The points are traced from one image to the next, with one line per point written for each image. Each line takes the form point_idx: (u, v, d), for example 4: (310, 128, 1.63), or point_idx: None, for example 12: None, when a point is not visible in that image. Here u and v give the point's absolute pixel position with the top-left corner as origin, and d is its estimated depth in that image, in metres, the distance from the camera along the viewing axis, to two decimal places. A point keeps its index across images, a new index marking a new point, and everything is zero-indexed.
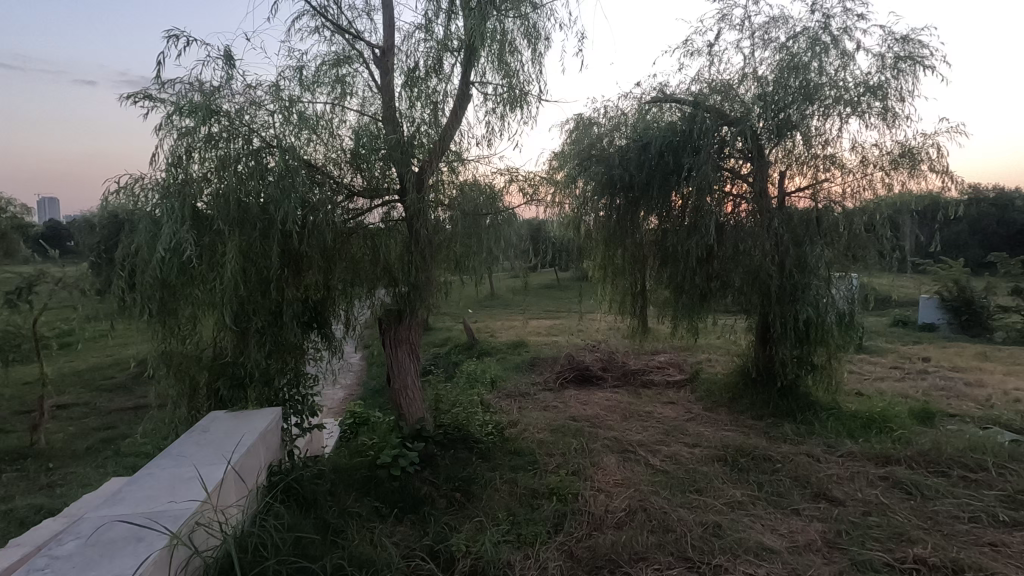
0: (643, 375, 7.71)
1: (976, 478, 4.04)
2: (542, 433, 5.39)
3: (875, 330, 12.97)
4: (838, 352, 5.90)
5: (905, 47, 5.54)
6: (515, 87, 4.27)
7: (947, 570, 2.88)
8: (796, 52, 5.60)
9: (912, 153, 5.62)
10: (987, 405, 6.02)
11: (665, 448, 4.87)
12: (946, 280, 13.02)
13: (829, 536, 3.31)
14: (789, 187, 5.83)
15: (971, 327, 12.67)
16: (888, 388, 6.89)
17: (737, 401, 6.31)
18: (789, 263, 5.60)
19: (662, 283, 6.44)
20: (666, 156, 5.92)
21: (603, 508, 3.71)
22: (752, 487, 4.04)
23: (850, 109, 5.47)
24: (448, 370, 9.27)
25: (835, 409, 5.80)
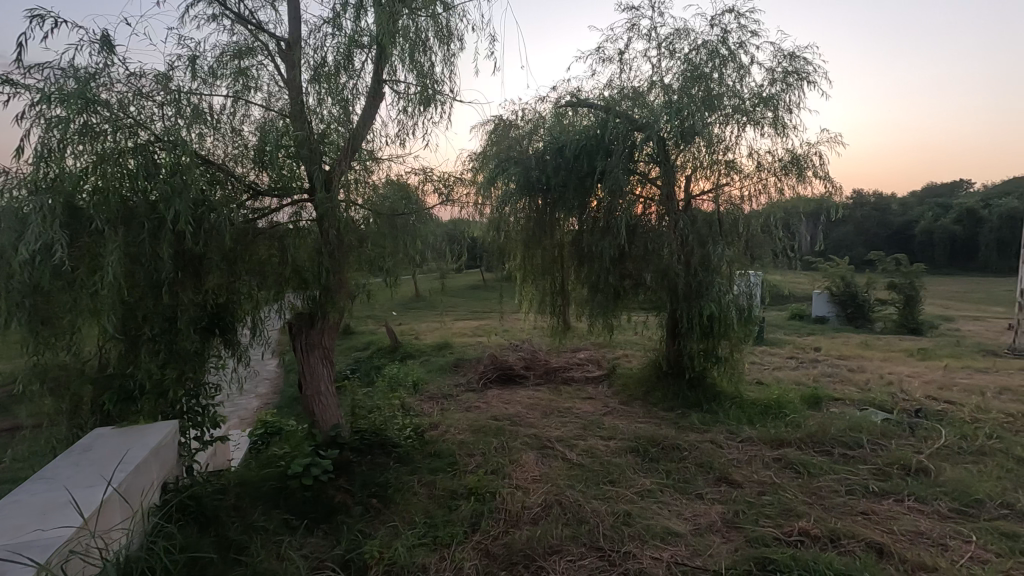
0: (564, 372, 7.89)
1: (853, 455, 4.47)
2: (463, 434, 5.38)
3: (776, 324, 14.05)
4: (740, 344, 6.32)
5: (793, 63, 6.03)
6: (428, 87, 4.22)
7: (826, 539, 3.17)
8: (698, 63, 5.96)
9: (800, 161, 6.10)
10: (865, 389, 6.69)
11: (582, 443, 5.02)
12: (834, 277, 14.34)
13: (728, 516, 3.55)
14: (694, 190, 6.17)
15: (856, 319, 14.03)
16: (784, 377, 7.49)
17: (651, 394, 6.62)
18: (694, 262, 5.98)
19: (580, 282, 6.63)
20: (581, 159, 6.11)
21: (520, 505, 3.76)
22: (661, 475, 4.25)
23: (746, 118, 5.89)
24: (370, 374, 9.05)
25: (737, 398, 6.22)
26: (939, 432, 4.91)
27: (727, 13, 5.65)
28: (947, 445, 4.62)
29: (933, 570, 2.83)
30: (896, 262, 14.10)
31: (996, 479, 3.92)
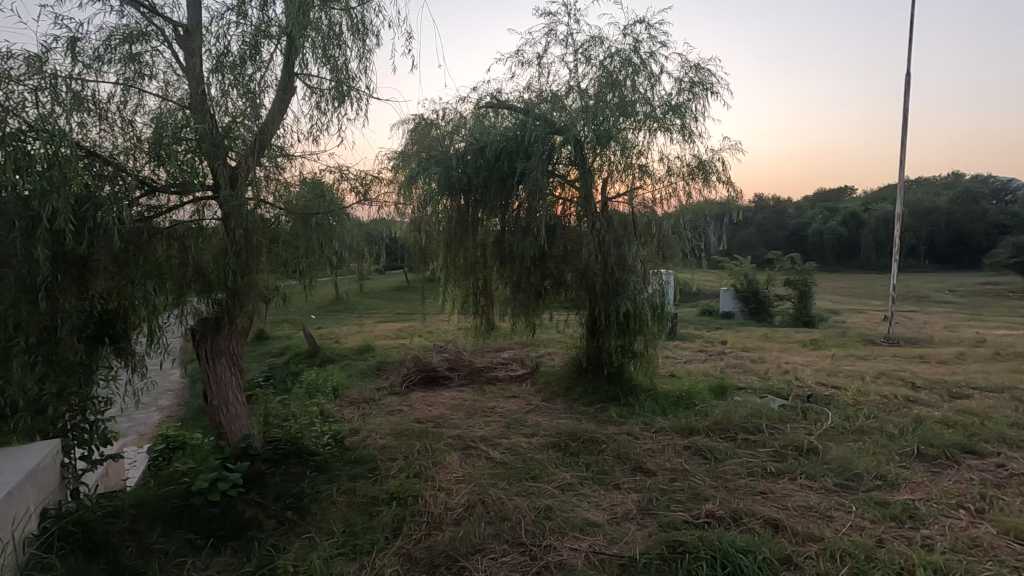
0: (488, 372, 7.93)
1: (754, 440, 4.83)
2: (385, 438, 5.27)
3: (687, 320, 14.89)
4: (654, 340, 6.61)
5: (698, 74, 6.40)
6: (342, 82, 4.09)
7: (729, 519, 3.40)
8: (612, 70, 6.20)
9: (705, 166, 6.37)
10: (765, 378, 7.26)
11: (505, 441, 5.07)
12: (738, 275, 15.43)
13: (643, 504, 3.73)
14: (610, 193, 6.40)
15: (758, 314, 15.15)
16: (694, 369, 7.96)
17: (572, 390, 6.81)
18: (610, 261, 6.20)
19: (502, 282, 6.69)
20: (501, 160, 6.17)
21: (443, 506, 3.74)
22: (581, 468, 4.38)
23: (657, 124, 6.18)
24: (286, 381, 8.63)
25: (652, 391, 6.54)
26: (826, 414, 5.41)
27: (638, 24, 5.91)
28: (833, 426, 5.10)
29: (820, 539, 3.12)
30: (792, 261, 15.39)
31: (873, 454, 4.37)
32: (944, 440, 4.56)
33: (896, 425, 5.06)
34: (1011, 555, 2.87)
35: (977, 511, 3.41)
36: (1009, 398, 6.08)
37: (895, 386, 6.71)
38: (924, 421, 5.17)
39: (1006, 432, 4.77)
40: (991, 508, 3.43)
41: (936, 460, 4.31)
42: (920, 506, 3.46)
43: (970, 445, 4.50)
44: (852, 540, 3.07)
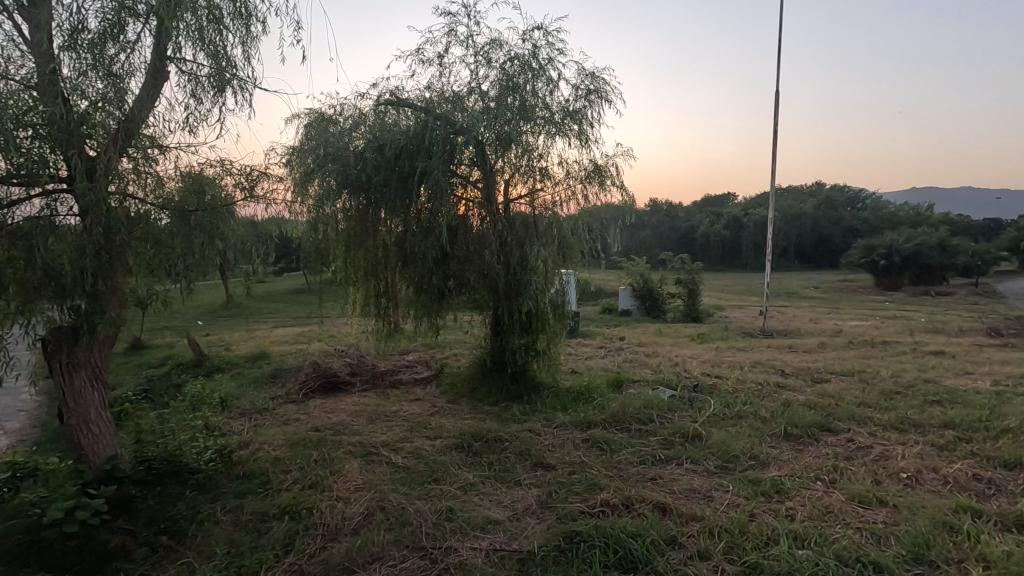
0: (392, 376, 7.74)
1: (646, 429, 5.12)
2: (278, 450, 4.97)
3: (589, 318, 15.48)
4: (556, 338, 6.80)
5: (594, 82, 6.67)
6: (224, 69, 3.80)
7: (622, 506, 3.58)
8: (512, 73, 6.31)
9: (601, 170, 6.62)
10: (658, 371, 7.73)
11: (408, 445, 4.98)
12: (635, 275, 16.29)
13: (543, 498, 3.82)
14: (512, 195, 6.52)
15: (653, 310, 16.09)
16: (594, 365, 8.30)
17: (476, 390, 6.84)
18: (512, 262, 6.36)
19: (404, 283, 6.56)
20: (402, 159, 6.05)
21: (340, 517, 3.59)
22: (483, 468, 4.41)
23: (555, 129, 6.37)
24: (165, 394, 7.85)
25: (554, 388, 6.73)
26: (710, 402, 5.87)
27: (536, 30, 6.05)
28: (715, 412, 5.54)
29: (702, 518, 3.36)
30: (682, 261, 16.52)
31: (748, 436, 4.80)
32: (806, 420, 5.11)
33: (768, 409, 5.60)
34: (856, 517, 3.28)
35: (831, 482, 3.86)
36: (858, 380, 6.95)
37: (768, 374, 7.43)
38: (790, 404, 5.76)
39: (854, 411, 5.44)
40: (842, 477, 3.89)
41: (799, 439, 4.82)
42: (785, 481, 3.84)
43: (826, 423, 5.08)
44: (729, 516, 3.34)
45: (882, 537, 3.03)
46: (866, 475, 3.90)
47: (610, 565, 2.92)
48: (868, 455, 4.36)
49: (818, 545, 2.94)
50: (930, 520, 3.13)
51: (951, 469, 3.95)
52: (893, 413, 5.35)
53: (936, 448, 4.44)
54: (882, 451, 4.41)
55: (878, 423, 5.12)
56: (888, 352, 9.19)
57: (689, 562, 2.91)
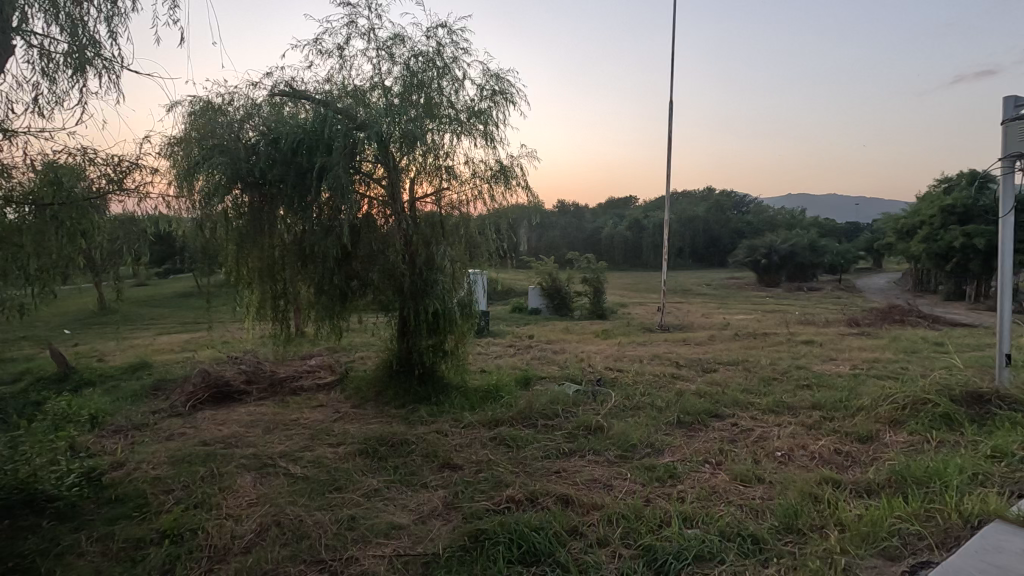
0: (292, 383, 7.34)
1: (551, 425, 5.25)
2: (159, 468, 4.53)
3: (499, 317, 15.64)
4: (464, 337, 6.80)
5: (499, 84, 6.72)
6: (85, 47, 3.38)
7: (527, 501, 3.64)
8: (416, 70, 6.23)
9: (507, 171, 6.68)
10: (564, 367, 7.96)
11: (308, 454, 4.73)
12: (543, 273, 16.66)
13: (449, 499, 3.79)
14: (417, 193, 6.42)
15: (561, 308, 16.55)
16: (503, 363, 8.40)
17: (383, 394, 6.66)
18: (417, 261, 6.31)
19: (303, 284, 6.23)
20: (300, 154, 5.73)
21: (230, 535, 3.34)
22: (388, 472, 4.30)
23: (461, 128, 6.34)
24: (20, 414, 6.89)
25: (463, 388, 6.72)
26: (611, 395, 6.14)
27: (440, 27, 6.00)
28: (616, 404, 5.79)
29: (601, 507, 3.50)
30: (587, 261, 17.16)
31: (645, 426, 5.07)
32: (696, 408, 5.49)
33: (663, 398, 5.95)
34: (737, 495, 3.56)
35: (717, 464, 4.17)
36: (741, 369, 7.59)
37: (664, 366, 7.89)
38: (683, 394, 6.17)
39: (738, 397, 5.93)
40: (726, 459, 4.21)
41: (690, 426, 5.16)
42: (678, 466, 4.09)
43: (714, 410, 5.49)
44: (626, 503, 3.50)
45: (759, 511, 3.30)
46: (746, 456, 4.25)
47: (513, 559, 2.95)
48: (748, 437, 4.75)
49: (704, 524, 3.16)
50: (799, 492, 3.47)
51: (817, 445, 4.41)
52: (770, 398, 5.89)
53: (805, 427, 4.94)
54: (761, 433, 4.83)
55: (757, 407, 5.62)
56: (767, 342, 10.11)
57: (589, 550, 3.00)
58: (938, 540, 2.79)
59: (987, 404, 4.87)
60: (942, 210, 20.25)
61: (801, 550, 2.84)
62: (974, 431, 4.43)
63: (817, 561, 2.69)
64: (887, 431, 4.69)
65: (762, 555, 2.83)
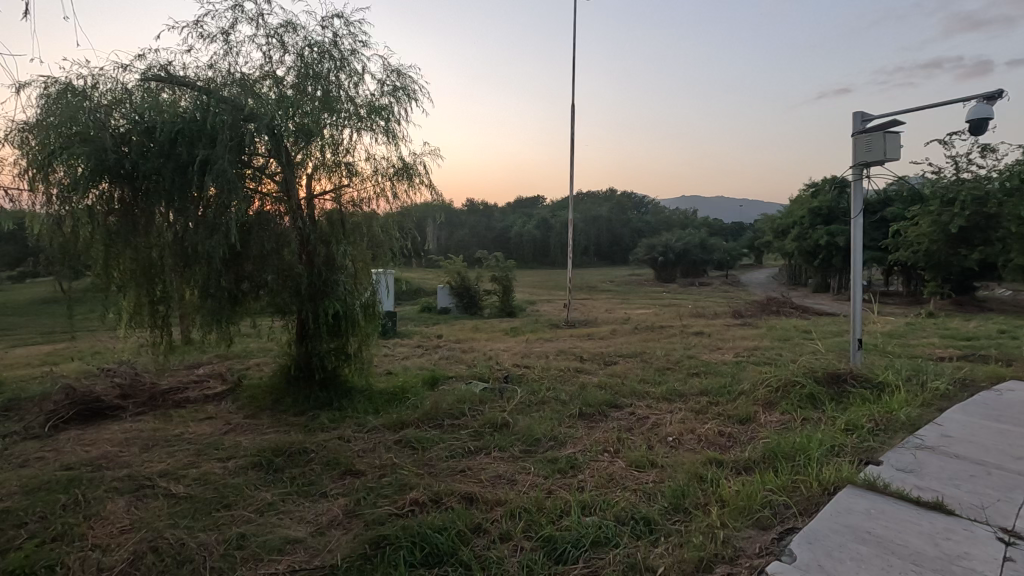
0: (176, 394, 6.74)
1: (458, 423, 5.24)
2: (8, 500, 3.96)
3: (407, 317, 15.35)
4: (367, 339, 6.59)
5: (400, 80, 6.58)
6: None
7: (431, 502, 3.60)
8: (311, 61, 5.95)
9: (410, 169, 6.55)
10: (471, 366, 7.97)
11: (193, 471, 4.36)
12: (452, 272, 16.58)
13: (350, 507, 3.66)
14: (315, 190, 6.15)
15: (470, 308, 16.54)
16: (410, 364, 8.25)
17: (280, 402, 6.30)
18: (316, 261, 6.04)
19: (187, 287, 5.70)
20: (179, 146, 5.20)
21: (96, 568, 3.00)
22: (284, 484, 4.07)
23: (360, 124, 6.13)
24: None
25: (367, 391, 6.52)
26: (517, 391, 6.24)
27: (336, 17, 5.76)
28: (522, 400, 5.90)
29: (505, 502, 3.54)
30: (496, 259, 17.31)
31: (549, 419, 5.21)
32: (597, 400, 5.73)
33: (567, 392, 6.15)
34: (632, 481, 3.76)
35: (615, 452, 4.38)
36: (639, 361, 8.01)
37: (569, 361, 8.15)
38: (586, 386, 6.41)
39: (635, 388, 6.26)
40: (623, 447, 4.43)
41: (592, 417, 5.38)
42: (579, 457, 4.24)
43: (614, 401, 5.75)
44: (529, 496, 3.57)
45: (651, 494, 3.51)
46: (641, 443, 4.50)
47: (416, 563, 2.91)
48: (644, 424, 5.03)
49: (601, 511, 3.29)
50: (687, 474, 3.72)
51: (703, 429, 4.76)
52: (663, 387, 6.27)
53: (693, 412, 5.31)
54: (655, 420, 5.13)
55: (652, 396, 5.97)
56: (663, 334, 10.77)
57: (492, 546, 3.03)
58: (802, 507, 3.11)
59: (843, 383, 5.52)
60: (810, 212, 22.66)
61: (687, 527, 3.05)
62: (832, 408, 5.00)
63: (700, 536, 2.90)
64: (762, 412, 5.16)
65: (652, 535, 3.01)
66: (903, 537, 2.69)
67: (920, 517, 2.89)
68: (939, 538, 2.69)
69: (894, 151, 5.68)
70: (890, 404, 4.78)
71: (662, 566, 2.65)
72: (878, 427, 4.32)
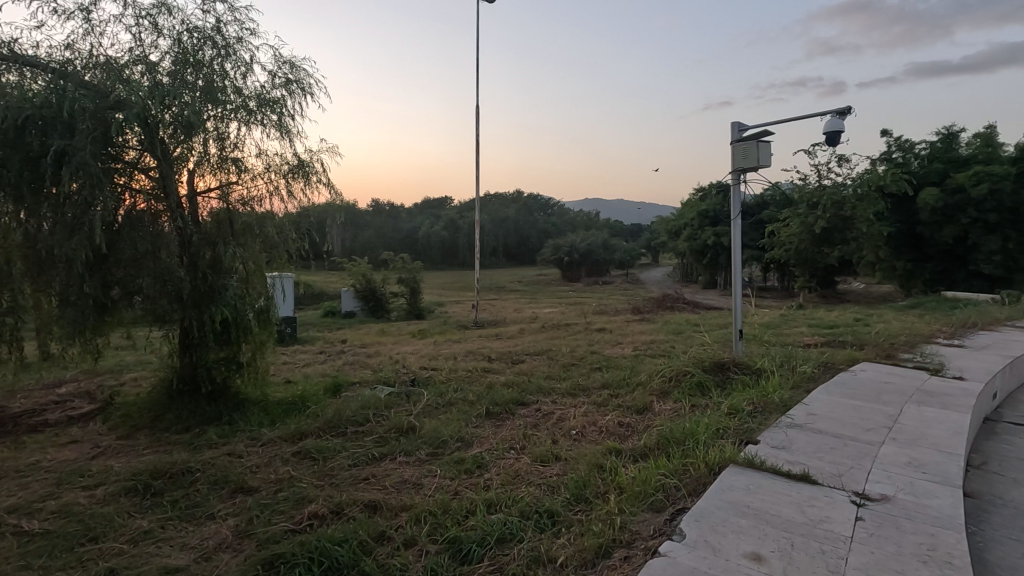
0: (32, 417, 5.93)
1: (362, 430, 5.06)
2: None
3: (309, 322, 14.62)
4: (262, 347, 6.18)
5: (293, 72, 6.24)
6: None
7: (332, 514, 3.44)
8: (190, 47, 5.48)
9: (307, 166, 6.21)
10: (377, 370, 7.74)
11: (52, 503, 3.85)
12: (357, 275, 16.02)
13: (240, 527, 3.40)
14: (198, 187, 5.69)
15: (377, 311, 16.07)
16: (311, 372, 7.86)
17: (161, 420, 5.74)
18: (200, 264, 5.58)
19: (41, 296, 5.02)
20: (26, 134, 4.54)
21: None
22: (164, 510, 3.70)
23: (249, 117, 5.73)
24: None
25: (262, 402, 6.11)
26: (424, 394, 6.15)
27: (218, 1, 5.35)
28: (429, 403, 5.81)
29: (410, 507, 3.47)
30: (403, 261, 16.98)
31: (457, 421, 5.18)
32: (504, 398, 5.78)
33: (475, 392, 6.15)
34: (537, 475, 3.83)
35: (520, 448, 4.44)
36: (546, 358, 8.20)
37: (477, 361, 8.17)
38: (494, 386, 6.45)
39: (542, 384, 6.40)
40: (529, 443, 4.51)
41: (499, 416, 5.42)
42: (485, 456, 4.25)
43: (520, 399, 5.84)
44: (434, 499, 3.52)
45: (555, 488, 3.60)
46: (546, 438, 4.61)
47: None
48: (549, 420, 5.15)
49: (506, 508, 3.32)
50: (589, 464, 3.86)
51: (604, 420, 4.96)
52: (568, 382, 6.47)
53: (595, 405, 5.53)
54: (559, 415, 5.28)
55: (557, 392, 6.13)
56: (569, 331, 11.11)
57: (395, 553, 2.95)
58: (691, 488, 3.33)
59: (727, 371, 6.00)
60: (699, 214, 24.46)
61: (587, 516, 3.16)
62: (718, 394, 5.41)
63: (599, 523, 3.01)
64: (658, 401, 5.48)
65: (555, 527, 3.09)
66: (776, 508, 2.97)
67: (790, 488, 3.21)
68: (805, 505, 3.00)
69: (767, 159, 6.27)
70: (766, 388, 5.27)
71: (563, 556, 2.73)
72: (756, 410, 4.74)
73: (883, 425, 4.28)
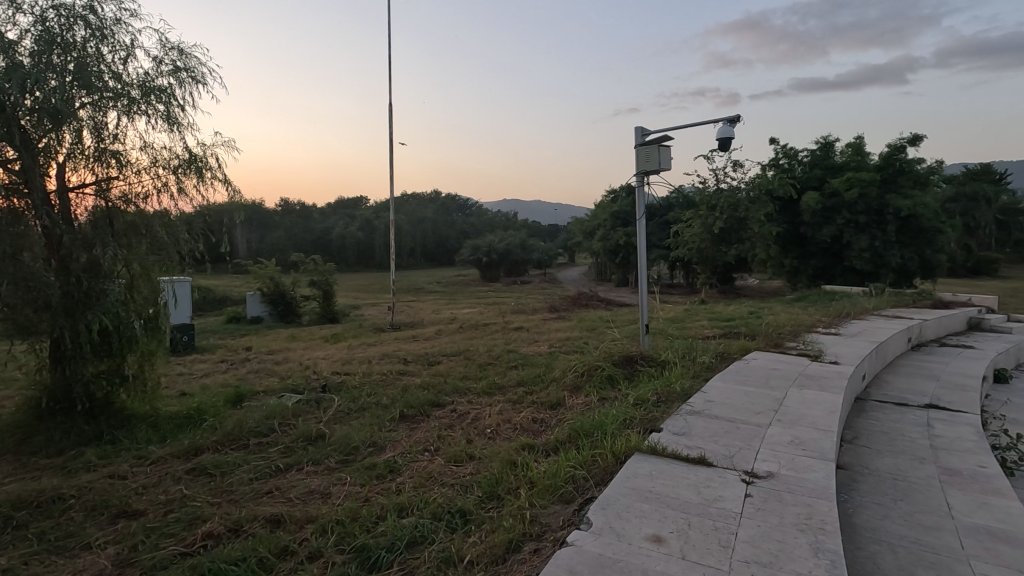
0: None
1: (266, 442, 4.77)
2: None
3: (208, 329, 13.63)
4: (150, 358, 5.66)
5: (182, 59, 5.77)
6: None
7: (229, 533, 3.22)
8: (58, 27, 4.91)
9: (199, 161, 5.72)
10: (283, 378, 7.34)
11: None
12: (264, 278, 15.14)
13: (122, 555, 3.09)
14: (70, 181, 5.15)
15: (287, 315, 15.31)
16: (210, 382, 7.31)
17: (27, 443, 5.10)
18: (74, 267, 5.00)
19: None
20: None
21: None
22: (28, 544, 3.28)
23: (131, 106, 5.21)
24: None
25: (152, 418, 5.60)
26: (335, 400, 5.91)
27: None
28: (340, 409, 5.60)
29: (316, 518, 3.31)
30: (315, 263, 16.29)
31: (369, 426, 5.03)
32: (419, 400, 5.69)
33: (388, 396, 5.99)
34: (450, 476, 3.80)
35: (434, 450, 4.39)
36: (463, 359, 8.17)
37: (392, 364, 7.98)
38: (408, 388, 6.33)
39: (457, 385, 6.36)
40: (443, 444, 4.47)
41: (413, 418, 5.33)
42: (398, 460, 4.17)
43: (436, 400, 5.78)
44: (342, 508, 3.39)
45: (467, 487, 3.59)
46: (460, 438, 4.59)
47: None
48: (464, 420, 5.13)
49: (418, 510, 3.27)
50: (501, 462, 3.89)
51: (519, 418, 5.02)
52: (484, 382, 6.49)
53: (510, 403, 5.58)
54: (475, 415, 5.27)
55: (473, 392, 6.11)
56: (486, 331, 11.15)
57: (299, 567, 2.80)
58: (598, 478, 3.45)
59: (635, 364, 6.28)
60: (612, 216, 25.46)
61: (499, 513, 3.18)
62: (625, 386, 5.65)
63: (510, 518, 3.03)
64: (570, 396, 5.63)
65: (467, 525, 3.08)
66: (675, 491, 3.15)
67: (688, 472, 3.41)
68: (701, 486, 3.21)
69: (667, 162, 6.63)
70: (668, 379, 5.56)
71: (473, 554, 2.72)
72: (659, 400, 4.99)
73: (771, 409, 4.65)
